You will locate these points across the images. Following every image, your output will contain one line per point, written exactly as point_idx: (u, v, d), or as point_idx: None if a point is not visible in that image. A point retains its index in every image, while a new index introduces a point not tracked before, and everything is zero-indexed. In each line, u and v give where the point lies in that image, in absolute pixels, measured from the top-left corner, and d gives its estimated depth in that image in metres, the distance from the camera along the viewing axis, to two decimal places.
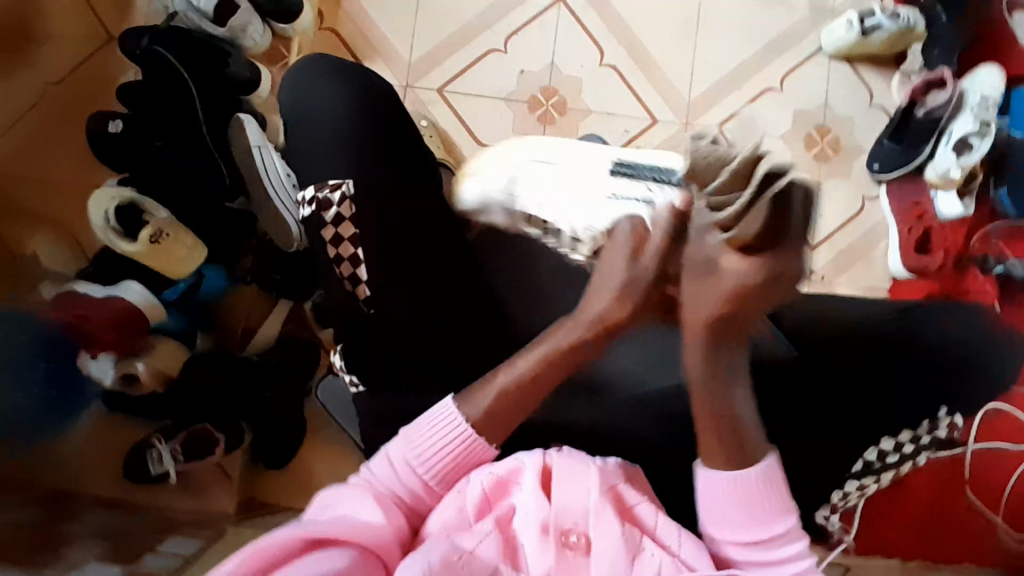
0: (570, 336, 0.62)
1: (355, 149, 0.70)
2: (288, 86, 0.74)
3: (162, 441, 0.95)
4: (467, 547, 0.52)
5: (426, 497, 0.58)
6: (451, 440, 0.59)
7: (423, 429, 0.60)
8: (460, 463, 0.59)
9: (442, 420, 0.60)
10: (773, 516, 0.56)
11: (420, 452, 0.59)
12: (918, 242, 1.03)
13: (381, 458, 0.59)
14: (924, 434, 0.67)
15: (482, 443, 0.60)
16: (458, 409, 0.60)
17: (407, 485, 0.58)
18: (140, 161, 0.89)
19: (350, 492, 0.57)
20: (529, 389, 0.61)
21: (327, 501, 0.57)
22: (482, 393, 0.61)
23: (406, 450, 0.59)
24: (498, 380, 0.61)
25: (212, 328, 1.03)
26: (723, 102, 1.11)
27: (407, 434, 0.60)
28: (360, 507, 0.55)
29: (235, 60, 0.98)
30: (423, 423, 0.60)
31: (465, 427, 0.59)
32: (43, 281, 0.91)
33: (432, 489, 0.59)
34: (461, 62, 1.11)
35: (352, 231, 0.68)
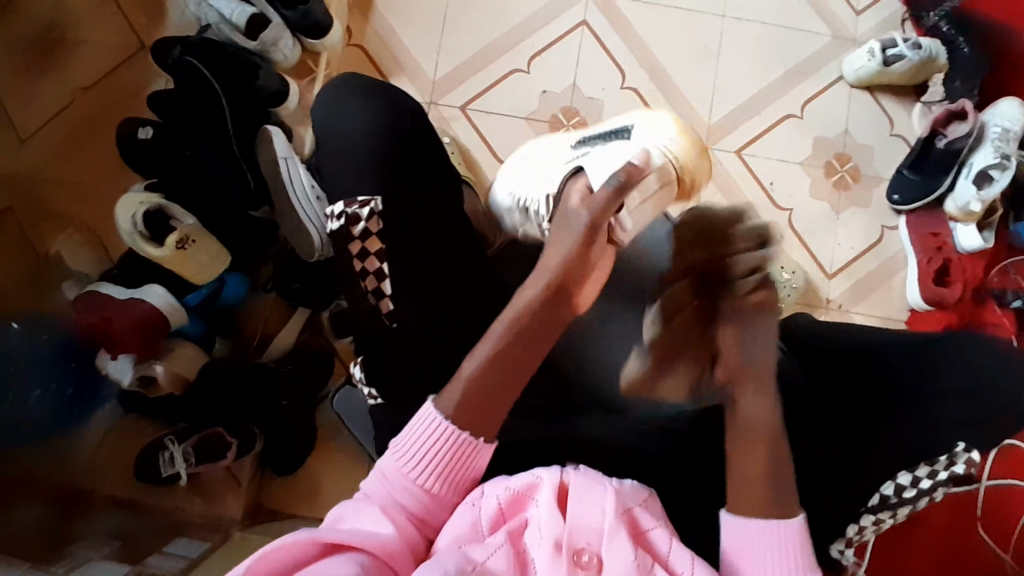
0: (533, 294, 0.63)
1: (382, 163, 0.71)
2: (320, 98, 0.76)
3: (174, 443, 0.96)
4: (478, 558, 0.53)
5: (434, 507, 0.58)
6: (440, 439, 0.58)
7: (417, 435, 0.59)
8: (456, 462, 0.59)
9: (425, 424, 0.59)
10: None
11: (428, 461, 0.58)
12: (937, 272, 1.03)
13: (374, 475, 0.59)
14: (941, 470, 0.65)
15: (469, 438, 0.59)
16: (435, 408, 0.60)
17: (417, 496, 0.58)
18: (171, 169, 0.93)
19: (362, 504, 0.58)
20: (496, 370, 0.60)
21: (342, 512, 0.57)
22: (452, 388, 0.60)
23: (405, 457, 0.59)
24: (465, 370, 0.60)
25: (230, 336, 1.04)
26: (742, 128, 1.11)
27: (401, 443, 0.59)
28: (374, 517, 0.56)
29: (264, 73, 1.01)
30: (412, 428, 0.59)
31: (444, 424, 0.59)
32: (66, 279, 0.94)
33: (437, 497, 0.58)
34: (484, 81, 1.13)
35: (379, 246, 0.70)
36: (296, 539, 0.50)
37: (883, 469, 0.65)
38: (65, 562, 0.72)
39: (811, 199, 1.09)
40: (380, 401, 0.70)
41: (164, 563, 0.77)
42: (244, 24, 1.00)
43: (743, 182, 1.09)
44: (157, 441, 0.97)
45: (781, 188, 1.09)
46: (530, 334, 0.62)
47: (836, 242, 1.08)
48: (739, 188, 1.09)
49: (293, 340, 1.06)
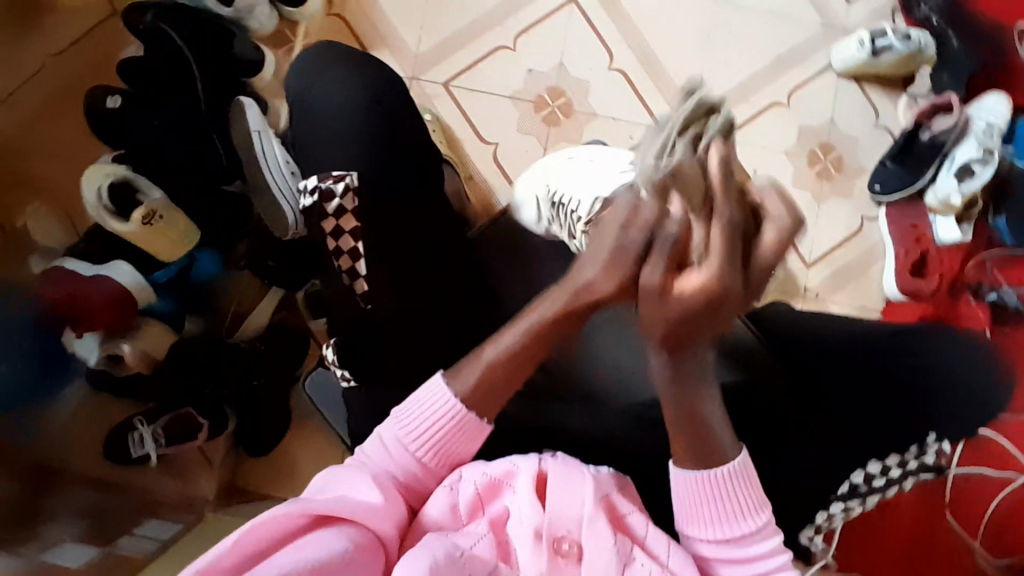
0: (551, 305, 0.56)
1: (363, 143, 0.69)
2: (298, 76, 0.73)
3: (144, 424, 0.95)
4: (464, 546, 0.53)
5: (425, 477, 0.59)
6: (427, 411, 0.58)
7: (412, 409, 0.59)
8: (448, 438, 0.58)
9: (429, 397, 0.59)
10: (746, 514, 0.57)
11: (411, 430, 0.58)
12: (914, 264, 1.03)
13: (375, 441, 0.59)
14: (912, 460, 0.68)
15: (474, 418, 0.58)
16: (447, 387, 0.59)
17: (400, 464, 0.58)
18: (137, 138, 0.88)
19: (347, 472, 0.57)
20: (524, 360, 0.58)
21: (325, 481, 0.56)
22: (468, 368, 0.59)
23: (403, 426, 0.59)
24: (485, 355, 0.59)
25: (202, 310, 1.01)
26: (729, 113, 1.10)
27: (403, 413, 0.59)
28: (362, 485, 0.55)
29: (240, 41, 0.98)
30: (415, 402, 0.59)
31: (454, 403, 0.58)
32: (30, 254, 0.86)
33: (427, 465, 0.58)
34: (468, 58, 1.10)
35: (353, 224, 0.67)
36: (288, 512, 0.48)
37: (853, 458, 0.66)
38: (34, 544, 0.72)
39: (794, 187, 1.09)
40: (354, 384, 0.69)
41: (136, 547, 0.80)
42: None
43: None
44: (125, 422, 0.95)
45: (765, 176, 1.09)
46: (549, 339, 0.57)
47: (817, 232, 1.08)
48: None
49: (267, 319, 1.04)
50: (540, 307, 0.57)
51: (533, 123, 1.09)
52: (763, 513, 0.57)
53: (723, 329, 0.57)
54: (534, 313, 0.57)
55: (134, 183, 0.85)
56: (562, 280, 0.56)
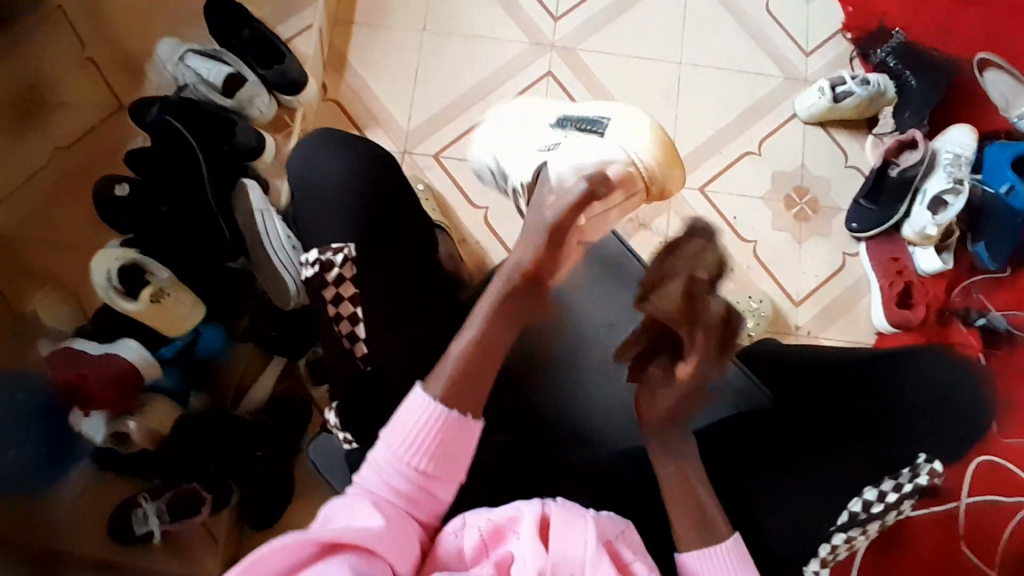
0: (500, 289, 0.67)
1: (354, 209, 0.73)
2: (297, 154, 0.78)
3: (148, 500, 0.95)
4: None
5: (423, 488, 0.60)
6: (424, 425, 0.61)
7: (400, 423, 0.61)
8: (446, 448, 0.61)
9: (413, 407, 0.61)
10: None
11: (405, 443, 0.61)
12: (899, 295, 1.05)
13: (370, 466, 0.61)
14: (907, 483, 0.66)
15: (457, 417, 0.61)
16: (425, 391, 0.62)
17: (399, 482, 0.60)
18: (145, 221, 0.93)
19: (350, 505, 0.58)
20: (481, 356, 0.64)
21: (325, 515, 0.57)
22: (441, 368, 0.63)
23: (400, 443, 0.60)
24: (452, 351, 0.64)
25: (205, 388, 1.03)
26: (705, 165, 1.16)
27: (392, 430, 0.61)
28: (363, 513, 0.57)
29: (241, 129, 1.04)
30: (401, 415, 0.61)
31: (434, 405, 0.61)
32: (40, 338, 0.92)
33: (424, 475, 0.60)
34: (455, 130, 1.17)
35: (353, 290, 0.70)
36: (291, 541, 0.50)
37: (846, 484, 0.66)
38: None
39: (775, 230, 1.13)
40: (355, 445, 0.71)
41: None
42: (220, 84, 1.03)
43: (709, 218, 1.13)
44: (130, 499, 0.96)
45: (745, 222, 1.13)
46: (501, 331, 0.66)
47: (801, 271, 1.11)
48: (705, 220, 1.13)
49: (271, 389, 1.07)
50: (489, 295, 0.67)
51: None
52: None
53: (710, 349, 0.63)
54: (486, 301, 0.67)
55: (142, 265, 0.90)
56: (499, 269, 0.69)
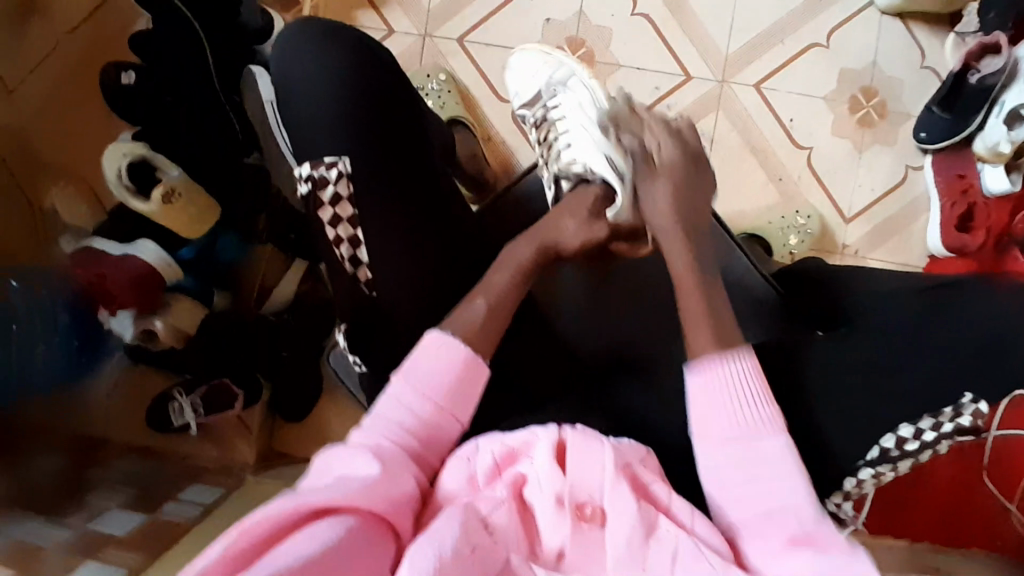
0: (528, 251, 0.67)
1: (360, 118, 0.64)
2: (287, 46, 0.66)
3: (183, 394, 0.98)
4: (483, 514, 0.52)
5: (441, 421, 0.60)
6: (443, 369, 0.60)
7: (418, 361, 0.60)
8: (462, 386, 0.61)
9: (432, 350, 0.60)
10: (761, 426, 0.56)
11: (423, 382, 0.60)
12: (959, 219, 0.96)
13: (385, 402, 0.60)
14: (947, 423, 0.58)
15: (476, 360, 0.61)
16: (440, 334, 0.61)
17: (415, 416, 0.59)
18: (151, 116, 0.87)
19: (353, 451, 0.56)
20: (502, 311, 0.64)
21: (324, 466, 0.55)
22: (463, 314, 0.63)
23: (412, 383, 0.60)
24: (475, 306, 0.63)
25: (229, 287, 1.03)
26: (763, 58, 1.03)
27: (410, 368, 0.60)
28: (362, 463, 0.54)
29: (246, 9, 0.96)
30: (418, 354, 0.60)
31: (458, 348, 0.61)
32: (63, 234, 0.93)
33: (443, 410, 0.60)
34: (482, 10, 1.04)
35: (351, 211, 0.63)
36: (282, 509, 0.46)
37: (873, 423, 0.59)
38: (81, 512, 0.81)
39: (833, 137, 1.02)
40: (363, 368, 0.67)
41: (177, 510, 0.86)
42: None
43: (762, 120, 1.03)
44: (167, 392, 0.99)
45: (802, 126, 1.02)
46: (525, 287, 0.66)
47: (857, 184, 1.02)
48: (755, 123, 1.03)
49: (294, 290, 1.04)
50: (514, 260, 0.66)
51: None
52: (774, 410, 0.57)
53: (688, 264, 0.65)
54: (507, 270, 0.66)
55: (152, 162, 0.85)
56: (529, 231, 0.68)
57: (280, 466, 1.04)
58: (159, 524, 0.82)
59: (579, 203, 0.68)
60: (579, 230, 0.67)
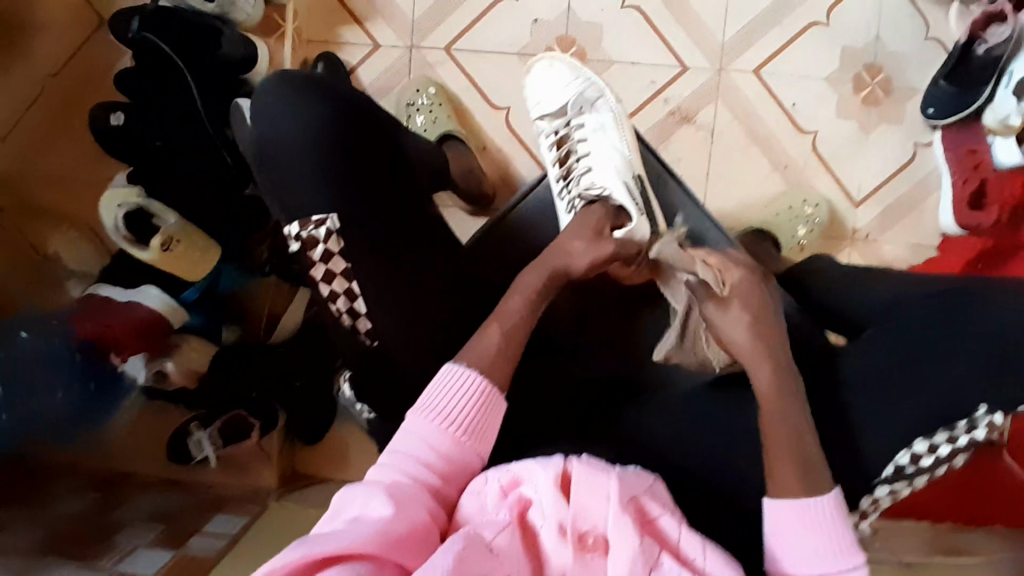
0: (538, 275, 0.64)
1: (347, 168, 0.61)
2: (262, 100, 0.63)
3: (200, 428, 1.00)
4: (487, 539, 0.49)
5: (459, 455, 0.57)
6: (464, 402, 0.58)
7: (436, 394, 0.59)
8: (482, 417, 0.59)
9: (450, 382, 0.59)
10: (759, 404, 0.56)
11: (443, 414, 0.58)
12: (972, 195, 0.93)
13: (402, 435, 0.58)
14: (961, 435, 0.56)
15: (496, 391, 0.59)
16: (458, 367, 0.60)
17: (436, 449, 0.57)
18: (141, 158, 0.88)
19: (368, 486, 0.53)
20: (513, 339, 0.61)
21: (338, 505, 0.52)
22: (481, 344, 0.61)
23: (431, 415, 0.58)
24: (492, 336, 0.61)
25: (237, 320, 1.03)
26: (761, 41, 0.99)
27: (430, 400, 0.59)
28: (375, 500, 0.51)
29: (227, 38, 0.92)
30: (435, 386, 0.59)
31: (478, 379, 0.59)
32: (69, 282, 0.99)
33: (461, 442, 0.57)
34: (467, 16, 1.02)
35: (344, 265, 0.61)
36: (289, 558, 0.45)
37: (889, 436, 0.58)
38: (110, 555, 0.80)
39: (838, 118, 0.99)
40: (372, 415, 0.67)
41: (202, 543, 0.86)
42: None
43: (762, 107, 1.00)
44: (184, 427, 1.01)
45: (804, 109, 0.99)
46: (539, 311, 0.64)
47: (865, 165, 0.99)
48: (755, 110, 1.00)
49: (300, 317, 1.03)
50: (523, 287, 0.64)
51: None
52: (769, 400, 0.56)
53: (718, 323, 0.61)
54: (519, 293, 0.64)
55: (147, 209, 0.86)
56: (541, 257, 0.66)
57: (302, 489, 1.05)
58: (186, 561, 0.81)
59: (589, 222, 0.66)
60: (588, 249, 0.64)
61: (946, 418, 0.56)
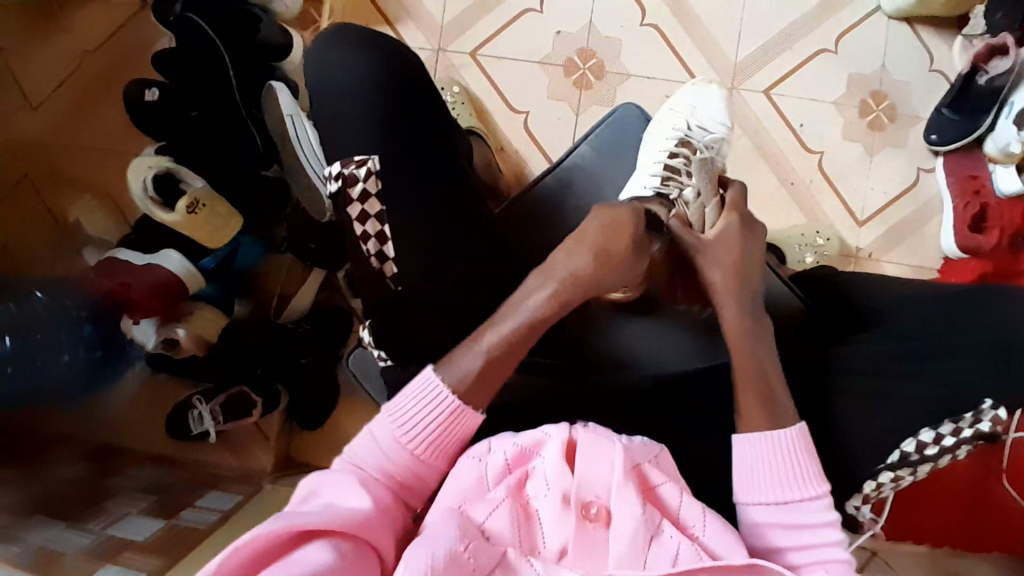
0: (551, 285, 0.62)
1: (386, 120, 0.66)
2: (319, 57, 0.68)
3: (202, 402, 1.00)
4: (478, 519, 0.51)
5: (420, 471, 0.56)
6: (435, 417, 0.57)
7: (406, 402, 0.57)
8: (449, 433, 0.57)
9: (425, 390, 0.58)
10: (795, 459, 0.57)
11: (408, 427, 0.56)
12: (973, 218, 0.96)
13: (365, 438, 0.57)
14: (966, 428, 0.58)
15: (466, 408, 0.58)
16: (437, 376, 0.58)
17: (394, 460, 0.56)
18: (172, 129, 0.90)
19: (339, 479, 0.54)
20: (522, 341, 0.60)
21: (311, 488, 0.53)
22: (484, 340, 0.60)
23: (396, 422, 0.57)
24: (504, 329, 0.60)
25: (249, 294, 1.06)
26: (772, 65, 1.04)
27: (397, 408, 0.57)
28: (348, 491, 0.52)
29: (266, 25, 0.97)
30: (407, 393, 0.58)
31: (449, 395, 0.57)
32: (87, 247, 0.97)
33: (423, 460, 0.56)
34: (493, 25, 1.07)
35: (379, 208, 0.65)
36: (273, 528, 0.46)
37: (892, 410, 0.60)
38: (101, 518, 0.80)
39: (843, 140, 1.03)
40: (389, 362, 0.67)
41: (197, 516, 0.85)
42: None
43: (773, 126, 1.04)
44: (186, 400, 1.01)
45: (812, 130, 1.03)
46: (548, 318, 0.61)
47: (870, 186, 1.03)
48: (765, 128, 1.04)
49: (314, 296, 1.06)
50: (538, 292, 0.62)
51: (562, 88, 1.06)
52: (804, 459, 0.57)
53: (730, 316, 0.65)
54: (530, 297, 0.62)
55: (176, 174, 0.88)
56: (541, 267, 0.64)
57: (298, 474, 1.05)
58: (176, 530, 0.80)
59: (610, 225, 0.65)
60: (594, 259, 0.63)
61: (952, 409, 0.59)
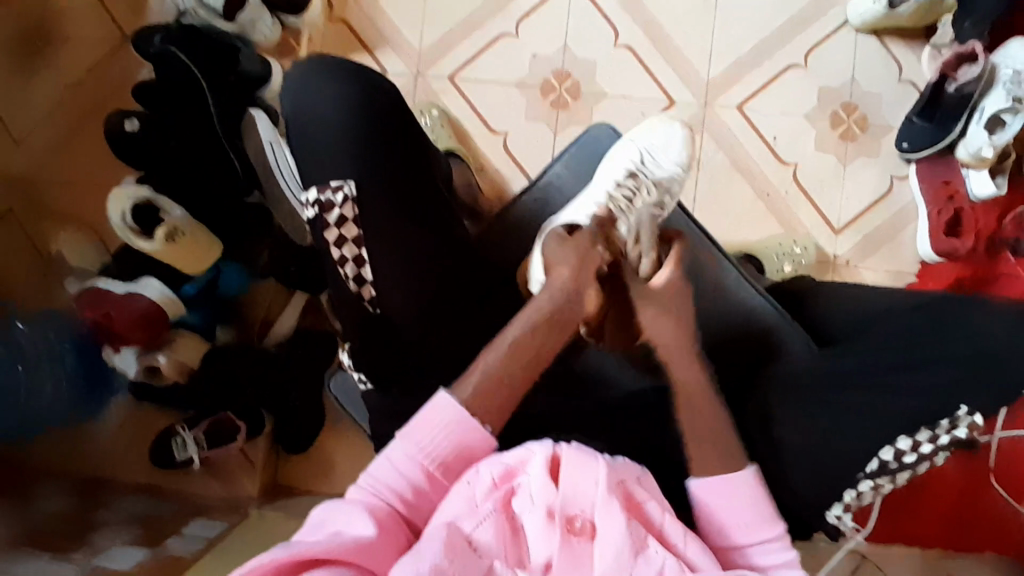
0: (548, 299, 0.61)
1: (359, 140, 0.67)
2: (294, 83, 0.69)
3: (186, 429, 0.99)
4: (467, 530, 0.49)
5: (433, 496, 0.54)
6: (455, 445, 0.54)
7: (425, 427, 0.54)
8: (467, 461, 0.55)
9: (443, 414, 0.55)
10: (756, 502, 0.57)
11: (427, 452, 0.54)
12: (948, 224, 0.97)
13: (383, 460, 0.54)
14: (943, 434, 0.59)
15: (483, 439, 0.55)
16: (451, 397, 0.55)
17: (412, 485, 0.53)
18: (152, 159, 0.91)
19: (353, 504, 0.52)
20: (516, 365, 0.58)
21: (323, 516, 0.51)
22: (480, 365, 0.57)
23: (417, 446, 0.54)
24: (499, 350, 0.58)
25: (233, 321, 1.06)
26: (744, 81, 1.06)
27: (415, 432, 0.54)
28: (357, 518, 0.50)
29: (246, 55, 0.99)
30: (426, 416, 0.55)
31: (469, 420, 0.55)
32: (68, 277, 0.97)
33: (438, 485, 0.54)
34: (470, 49, 1.09)
35: (356, 231, 0.65)
36: (276, 557, 0.45)
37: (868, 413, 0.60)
38: (85, 549, 0.78)
39: (817, 151, 1.05)
40: (370, 385, 0.69)
41: (182, 544, 0.84)
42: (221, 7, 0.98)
43: (748, 139, 1.05)
44: (170, 428, 1.01)
45: (786, 143, 1.05)
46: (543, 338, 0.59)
47: (845, 196, 1.04)
48: (740, 142, 1.05)
49: (295, 321, 1.06)
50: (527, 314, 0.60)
51: (539, 109, 1.08)
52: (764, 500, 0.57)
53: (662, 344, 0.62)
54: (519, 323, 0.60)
55: (156, 204, 0.88)
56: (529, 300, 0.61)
57: (285, 500, 1.04)
58: (161, 559, 0.78)
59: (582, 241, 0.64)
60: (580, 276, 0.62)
61: (930, 416, 0.59)
